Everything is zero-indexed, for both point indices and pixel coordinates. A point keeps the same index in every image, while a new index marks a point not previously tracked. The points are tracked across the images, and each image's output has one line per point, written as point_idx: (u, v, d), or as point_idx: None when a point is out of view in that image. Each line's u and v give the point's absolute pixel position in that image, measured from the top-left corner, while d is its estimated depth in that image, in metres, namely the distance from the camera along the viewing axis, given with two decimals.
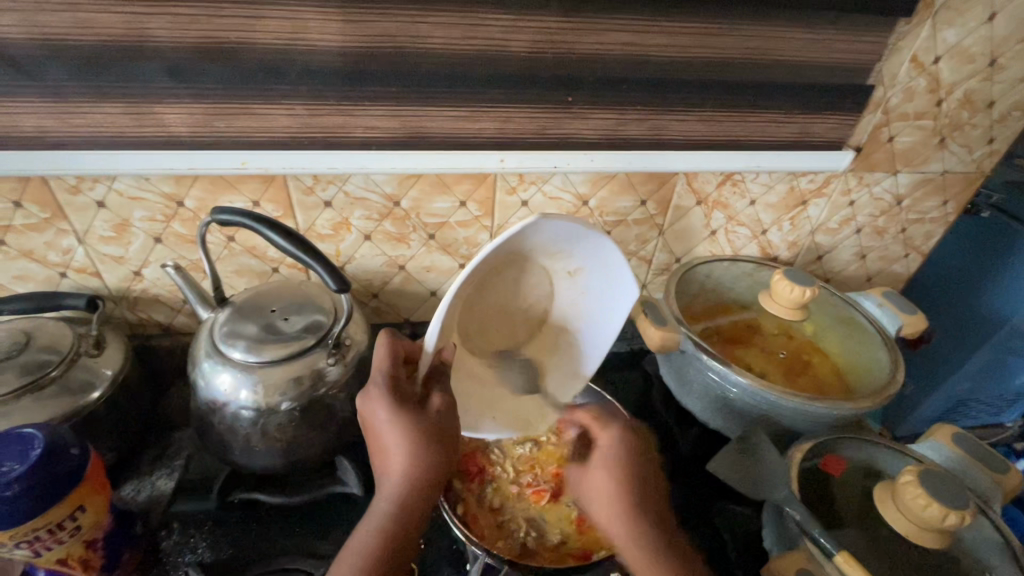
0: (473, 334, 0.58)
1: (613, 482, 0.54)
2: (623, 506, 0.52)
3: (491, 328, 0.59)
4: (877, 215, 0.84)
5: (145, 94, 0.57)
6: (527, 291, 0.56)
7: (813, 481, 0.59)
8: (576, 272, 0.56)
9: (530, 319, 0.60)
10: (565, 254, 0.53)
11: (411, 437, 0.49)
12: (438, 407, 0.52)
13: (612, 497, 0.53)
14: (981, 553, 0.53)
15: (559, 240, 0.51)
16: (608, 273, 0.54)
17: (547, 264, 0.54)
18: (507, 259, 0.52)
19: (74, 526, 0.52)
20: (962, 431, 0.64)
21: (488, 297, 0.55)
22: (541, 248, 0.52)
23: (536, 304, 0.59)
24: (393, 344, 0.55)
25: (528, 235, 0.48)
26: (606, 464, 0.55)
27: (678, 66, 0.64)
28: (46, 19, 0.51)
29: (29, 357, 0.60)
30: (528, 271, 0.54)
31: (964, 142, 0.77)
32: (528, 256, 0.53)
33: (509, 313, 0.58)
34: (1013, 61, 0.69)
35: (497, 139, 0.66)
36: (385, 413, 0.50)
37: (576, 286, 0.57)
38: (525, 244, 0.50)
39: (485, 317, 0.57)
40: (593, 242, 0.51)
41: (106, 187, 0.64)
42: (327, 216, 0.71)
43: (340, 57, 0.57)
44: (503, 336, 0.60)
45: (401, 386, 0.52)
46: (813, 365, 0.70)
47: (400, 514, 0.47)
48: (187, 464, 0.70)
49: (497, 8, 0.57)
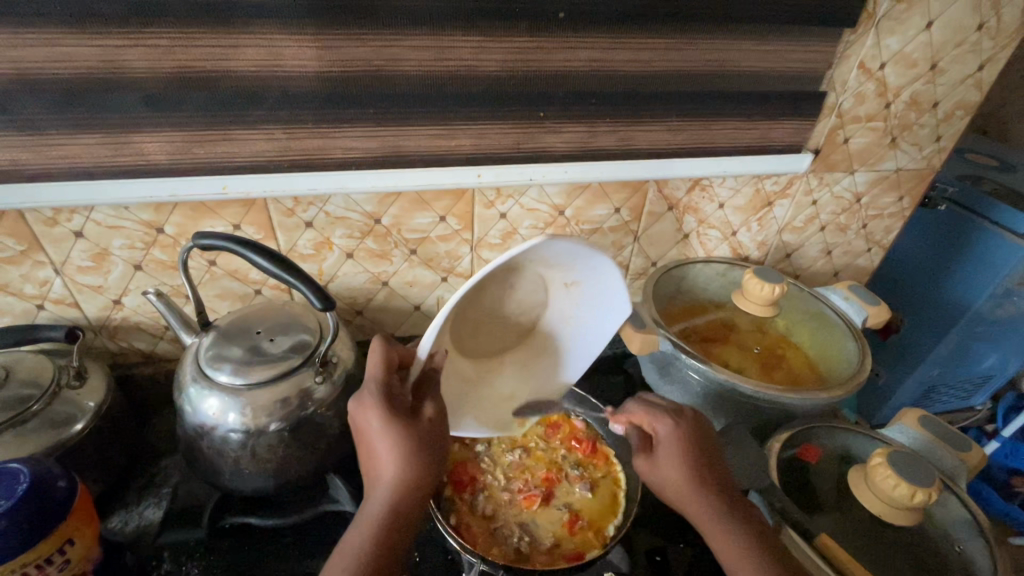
0: (466, 335, 0.58)
1: (688, 477, 0.51)
2: (700, 498, 0.50)
3: (484, 331, 0.59)
4: (839, 212, 0.88)
5: (122, 124, 0.57)
6: (521, 296, 0.57)
7: (790, 471, 0.61)
8: (573, 283, 0.56)
9: (521, 321, 0.60)
10: (567, 268, 0.53)
11: (402, 448, 0.48)
12: (430, 416, 0.52)
13: (694, 485, 0.51)
14: (952, 528, 0.56)
15: (563, 256, 0.50)
16: (606, 290, 0.55)
17: (547, 274, 0.54)
18: (509, 266, 0.51)
19: (63, 560, 0.51)
20: (928, 413, 0.68)
21: (485, 298, 0.55)
22: (543, 262, 0.52)
23: (529, 308, 0.59)
24: (388, 351, 0.53)
25: (536, 251, 0.48)
26: (680, 461, 0.52)
27: (642, 79, 0.67)
28: (19, 55, 0.52)
29: (8, 393, 0.59)
30: (524, 279, 0.54)
31: (914, 140, 0.81)
32: (530, 267, 0.52)
33: (501, 315, 0.58)
34: (952, 64, 0.74)
35: (475, 155, 0.68)
36: (378, 420, 0.49)
37: (573, 296, 0.57)
38: (528, 256, 0.49)
39: (478, 318, 0.57)
40: (597, 263, 0.51)
41: (84, 217, 0.64)
42: (308, 237, 0.72)
43: (315, 81, 0.59)
44: (495, 339, 0.61)
45: (394, 394, 0.51)
46: (786, 358, 0.73)
47: (390, 525, 0.47)
48: (174, 492, 0.69)
49: (468, 29, 0.59)
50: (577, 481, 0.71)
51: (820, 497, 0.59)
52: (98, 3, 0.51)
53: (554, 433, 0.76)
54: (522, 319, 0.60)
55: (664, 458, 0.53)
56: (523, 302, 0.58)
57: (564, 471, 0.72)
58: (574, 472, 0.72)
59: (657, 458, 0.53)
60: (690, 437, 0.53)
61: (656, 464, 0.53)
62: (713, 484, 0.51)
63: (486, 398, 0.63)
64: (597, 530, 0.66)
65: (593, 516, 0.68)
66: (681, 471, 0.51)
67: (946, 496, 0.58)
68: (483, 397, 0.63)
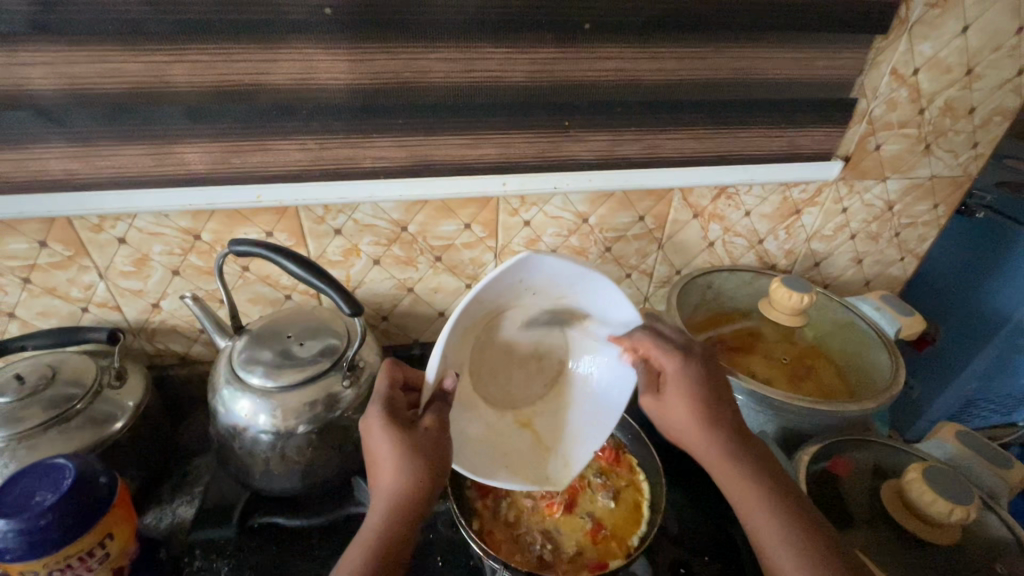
0: (487, 380, 0.62)
1: (696, 412, 0.54)
2: (706, 425, 0.53)
3: (504, 378, 0.63)
4: (870, 220, 0.86)
5: (165, 136, 0.60)
6: (533, 331, 0.61)
7: (820, 483, 0.60)
8: (585, 315, 0.60)
9: (544, 361, 0.64)
10: (572, 295, 0.58)
11: (398, 458, 0.49)
12: (429, 425, 0.52)
13: (699, 411, 0.54)
14: (992, 547, 0.53)
15: (563, 282, 0.55)
16: (615, 313, 0.58)
17: (556, 305, 0.59)
18: (516, 300, 0.57)
19: (103, 554, 0.54)
20: (965, 428, 0.66)
21: (499, 338, 0.60)
22: (545, 288, 0.56)
23: (549, 346, 0.63)
24: (392, 368, 0.57)
25: (532, 273, 0.53)
26: (687, 395, 0.54)
27: (668, 88, 0.67)
28: (73, 70, 0.55)
29: (55, 390, 0.62)
30: (534, 313, 0.59)
31: (950, 147, 0.79)
32: (539, 300, 0.58)
33: (520, 357, 0.63)
34: (989, 69, 0.72)
35: (501, 164, 0.69)
36: (378, 429, 0.51)
37: (589, 327, 0.61)
38: (530, 282, 0.54)
39: (498, 356, 0.62)
40: (595, 283, 0.55)
41: (127, 224, 0.67)
42: (337, 243, 0.73)
43: (348, 94, 0.61)
44: (516, 388, 0.64)
45: (397, 406, 0.53)
46: (816, 370, 0.70)
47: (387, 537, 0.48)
48: (206, 491, 0.72)
49: (495, 42, 0.60)
50: (600, 489, 0.71)
51: (851, 512, 0.57)
52: (146, 21, 0.53)
53: None
54: (546, 363, 0.65)
55: (670, 395, 0.55)
56: (540, 336, 0.62)
57: (587, 479, 0.72)
58: (597, 480, 0.72)
59: (667, 394, 0.55)
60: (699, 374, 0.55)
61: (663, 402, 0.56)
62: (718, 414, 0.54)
63: (518, 448, 0.64)
64: (621, 540, 0.66)
65: (617, 526, 0.67)
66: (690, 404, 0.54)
67: (986, 515, 0.56)
68: (517, 448, 0.64)
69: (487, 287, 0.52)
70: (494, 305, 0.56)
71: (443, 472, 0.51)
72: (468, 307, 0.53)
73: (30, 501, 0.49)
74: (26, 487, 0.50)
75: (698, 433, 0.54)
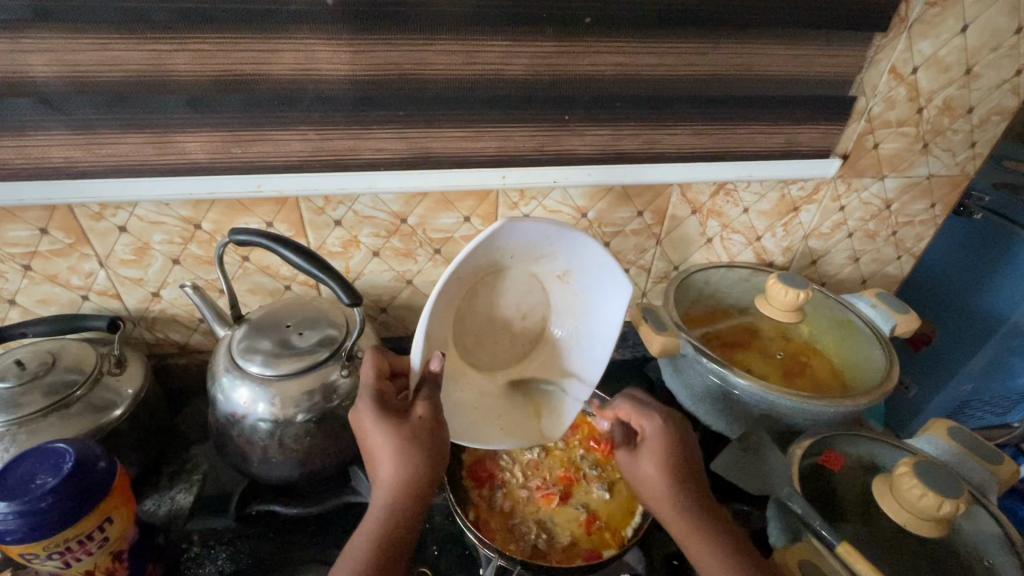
0: (474, 349, 0.62)
1: (665, 473, 0.54)
2: (675, 491, 0.53)
3: (490, 345, 0.63)
4: (867, 218, 0.86)
5: (167, 124, 0.60)
6: (516, 296, 0.61)
7: (812, 477, 0.61)
8: (564, 274, 0.61)
9: (526, 325, 0.64)
10: (551, 254, 0.58)
11: (395, 448, 0.50)
12: (421, 413, 0.52)
13: (667, 474, 0.54)
14: (980, 543, 0.54)
15: (539, 241, 0.55)
16: (597, 270, 0.59)
17: (535, 265, 0.59)
18: (495, 266, 0.57)
19: (102, 538, 0.54)
20: (958, 425, 0.66)
21: (481, 306, 0.60)
22: (522, 250, 0.56)
23: (530, 308, 0.63)
24: (377, 358, 0.57)
25: (507, 236, 0.53)
26: (660, 458, 0.55)
27: (668, 82, 0.67)
28: (75, 58, 0.55)
29: (55, 376, 0.62)
30: (514, 277, 0.60)
31: (947, 146, 0.80)
32: (518, 263, 0.58)
33: (505, 323, 0.63)
34: (988, 68, 0.72)
35: (500, 157, 0.70)
36: (371, 421, 0.51)
37: (570, 288, 0.62)
38: (506, 246, 0.55)
39: (483, 323, 0.61)
40: (573, 239, 0.56)
41: (128, 213, 0.67)
42: (337, 235, 0.74)
43: (349, 85, 0.61)
44: (503, 353, 0.64)
45: (387, 396, 0.54)
46: (811, 366, 0.71)
47: (389, 534, 0.49)
48: (204, 479, 0.72)
49: (495, 34, 0.60)
50: (595, 481, 0.72)
51: (842, 506, 0.58)
52: (147, 9, 0.54)
53: (573, 434, 0.77)
54: (530, 327, 0.65)
55: (643, 455, 0.56)
56: (522, 301, 0.62)
57: (582, 471, 0.73)
58: (593, 472, 0.73)
59: (639, 455, 0.56)
60: (671, 439, 0.56)
61: (635, 462, 0.56)
62: (686, 479, 0.54)
63: (510, 414, 0.65)
64: (615, 531, 0.67)
65: (612, 517, 0.68)
66: (660, 468, 0.54)
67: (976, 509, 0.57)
68: (509, 413, 0.65)
69: (466, 257, 0.51)
70: (473, 273, 0.56)
71: (439, 459, 0.51)
72: (450, 277, 0.53)
73: (30, 484, 0.50)
74: (27, 470, 0.51)
75: (668, 498, 0.53)
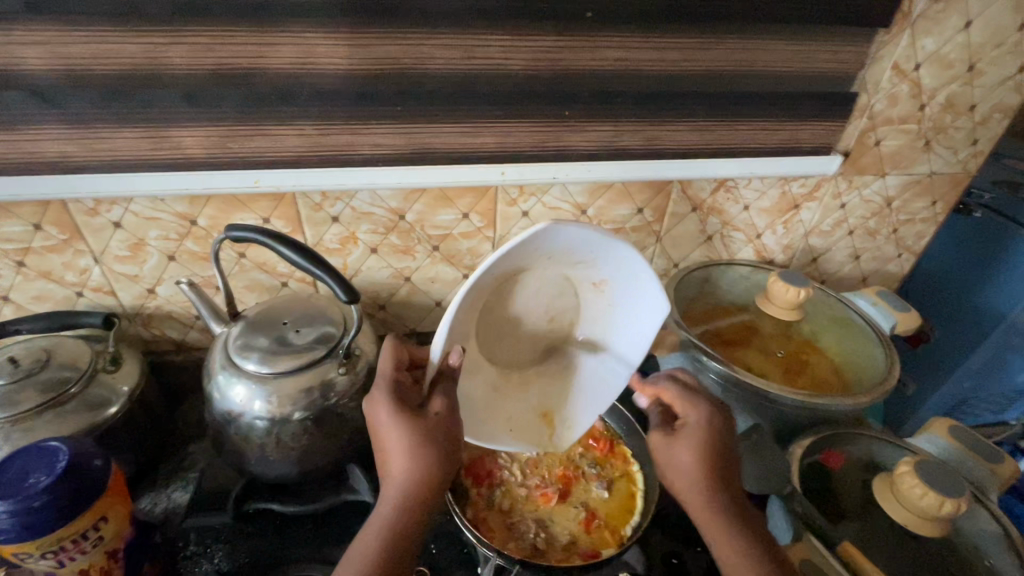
0: (492, 346, 0.62)
1: (701, 460, 0.53)
2: (708, 479, 0.53)
3: (508, 344, 0.63)
4: (868, 216, 0.86)
5: (162, 119, 0.59)
6: (545, 297, 0.60)
7: (813, 476, 0.61)
8: (599, 283, 0.59)
9: (551, 325, 0.63)
10: (590, 261, 0.56)
11: (411, 444, 0.49)
12: (438, 410, 0.52)
13: (704, 460, 0.53)
14: (980, 542, 0.54)
15: (579, 249, 0.53)
16: (636, 285, 0.56)
17: (571, 270, 0.57)
18: (530, 267, 0.56)
19: (97, 537, 0.54)
20: (958, 424, 0.66)
21: (507, 306, 0.59)
22: (561, 255, 0.54)
23: (558, 310, 0.62)
24: (396, 350, 0.57)
25: (548, 241, 0.51)
26: (698, 446, 0.54)
27: (668, 78, 0.66)
28: (68, 51, 0.54)
29: (49, 374, 0.62)
30: (546, 279, 0.58)
31: (949, 144, 0.79)
32: (552, 266, 0.56)
33: (528, 323, 0.62)
34: (991, 66, 0.72)
35: (499, 154, 0.69)
36: (386, 415, 0.51)
37: (603, 295, 0.60)
38: (545, 251, 0.52)
39: (505, 321, 0.60)
40: (617, 250, 0.53)
41: (123, 209, 0.67)
42: (334, 231, 0.73)
43: (347, 80, 0.60)
44: (520, 352, 0.64)
45: (403, 391, 0.53)
46: (811, 364, 0.71)
47: (399, 529, 0.48)
48: (201, 477, 0.72)
49: (495, 28, 0.60)
50: (594, 480, 0.71)
51: (842, 505, 0.58)
52: (141, 2, 0.53)
53: None
54: (555, 327, 0.64)
55: (682, 441, 0.55)
56: (551, 303, 0.61)
57: (581, 469, 0.73)
58: (592, 471, 0.72)
59: (677, 439, 0.55)
60: (714, 428, 0.55)
61: (671, 446, 0.55)
62: (720, 468, 0.53)
63: (521, 414, 0.65)
64: (614, 529, 0.67)
65: (611, 516, 0.68)
66: (699, 457, 0.53)
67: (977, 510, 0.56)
68: (518, 411, 0.65)
69: (501, 259, 0.50)
70: (505, 273, 0.55)
71: (454, 457, 0.51)
72: (482, 276, 0.51)
73: (24, 483, 0.49)
74: (21, 468, 0.50)
75: (701, 486, 0.53)
